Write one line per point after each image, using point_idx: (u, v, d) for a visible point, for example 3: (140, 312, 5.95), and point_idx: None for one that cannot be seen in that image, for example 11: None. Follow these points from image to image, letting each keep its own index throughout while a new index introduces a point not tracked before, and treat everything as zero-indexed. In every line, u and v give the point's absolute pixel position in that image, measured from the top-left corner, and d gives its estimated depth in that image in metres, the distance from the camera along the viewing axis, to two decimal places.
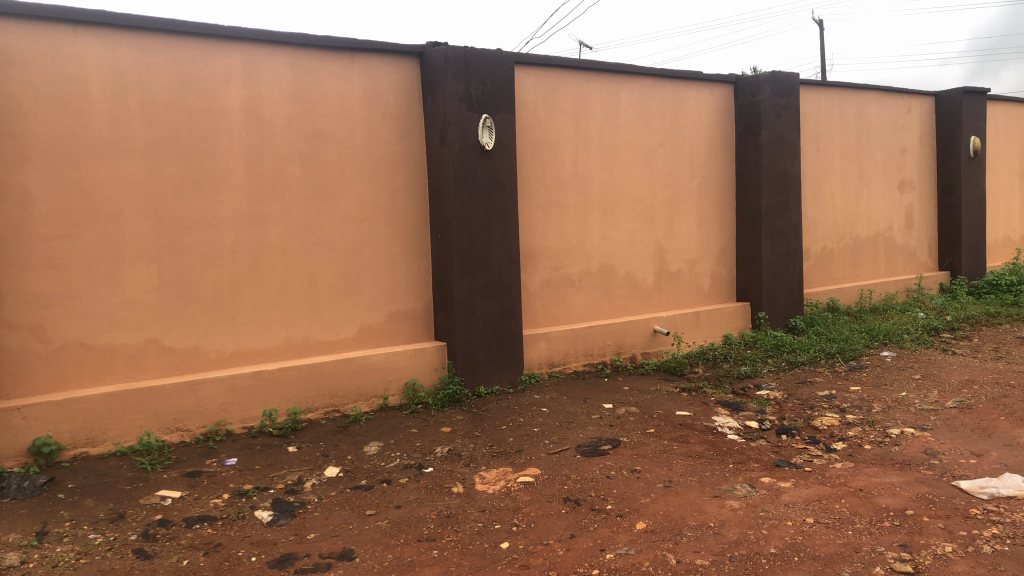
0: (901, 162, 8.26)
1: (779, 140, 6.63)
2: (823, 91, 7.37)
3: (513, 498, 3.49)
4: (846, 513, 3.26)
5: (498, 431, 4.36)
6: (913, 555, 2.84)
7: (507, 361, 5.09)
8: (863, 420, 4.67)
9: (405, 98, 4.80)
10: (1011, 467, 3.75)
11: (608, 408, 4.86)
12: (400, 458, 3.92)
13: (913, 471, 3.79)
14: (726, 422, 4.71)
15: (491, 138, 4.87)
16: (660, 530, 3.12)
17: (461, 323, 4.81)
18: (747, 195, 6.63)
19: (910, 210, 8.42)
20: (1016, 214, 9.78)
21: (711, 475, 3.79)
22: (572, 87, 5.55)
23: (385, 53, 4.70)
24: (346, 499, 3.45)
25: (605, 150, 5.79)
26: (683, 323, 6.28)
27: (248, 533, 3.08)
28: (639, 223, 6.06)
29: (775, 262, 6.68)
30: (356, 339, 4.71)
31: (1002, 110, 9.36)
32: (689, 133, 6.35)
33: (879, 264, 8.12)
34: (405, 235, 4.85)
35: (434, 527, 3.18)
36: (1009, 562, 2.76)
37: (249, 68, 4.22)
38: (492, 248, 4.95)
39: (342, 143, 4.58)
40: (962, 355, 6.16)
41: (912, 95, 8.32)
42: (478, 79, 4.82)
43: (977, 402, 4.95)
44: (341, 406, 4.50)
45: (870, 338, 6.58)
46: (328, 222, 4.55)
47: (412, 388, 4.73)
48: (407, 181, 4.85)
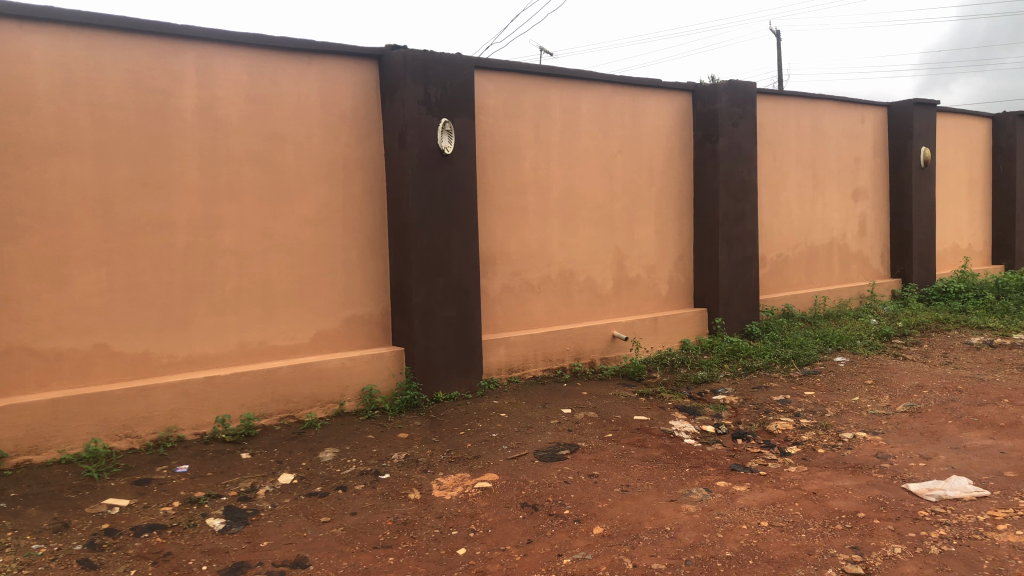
0: (854, 171, 8.41)
1: (736, 148, 6.71)
2: (779, 101, 7.48)
3: (470, 503, 3.48)
4: (799, 516, 3.30)
5: (456, 436, 4.35)
6: (864, 557, 2.89)
7: (466, 366, 5.08)
8: (817, 424, 4.74)
9: (363, 102, 4.78)
10: (958, 470, 3.83)
11: (566, 413, 4.87)
12: (356, 464, 3.89)
13: (865, 474, 3.86)
14: (683, 426, 4.75)
15: (450, 143, 4.87)
16: (617, 535, 3.13)
17: (419, 328, 4.79)
18: (704, 202, 6.71)
19: (864, 218, 8.58)
20: (965, 223, 10.02)
21: (668, 479, 3.82)
22: (532, 92, 5.57)
23: (343, 55, 4.67)
24: (300, 506, 3.41)
25: (565, 156, 5.82)
26: (641, 329, 6.32)
27: (199, 541, 3.03)
28: (598, 229, 6.09)
29: (731, 268, 6.76)
30: (312, 344, 4.66)
31: (951, 122, 9.59)
32: (648, 140, 6.40)
33: (834, 271, 8.26)
34: (363, 239, 4.82)
35: (390, 534, 3.16)
36: (957, 562, 2.82)
37: (203, 68, 4.16)
38: (451, 253, 4.94)
39: (299, 146, 4.54)
40: (913, 360, 6.29)
41: (866, 106, 8.48)
42: (437, 83, 4.81)
43: (926, 407, 5.06)
44: (296, 412, 4.45)
45: (824, 343, 6.69)
46: (284, 226, 4.50)
47: (369, 394, 4.70)
48: (365, 185, 4.82)
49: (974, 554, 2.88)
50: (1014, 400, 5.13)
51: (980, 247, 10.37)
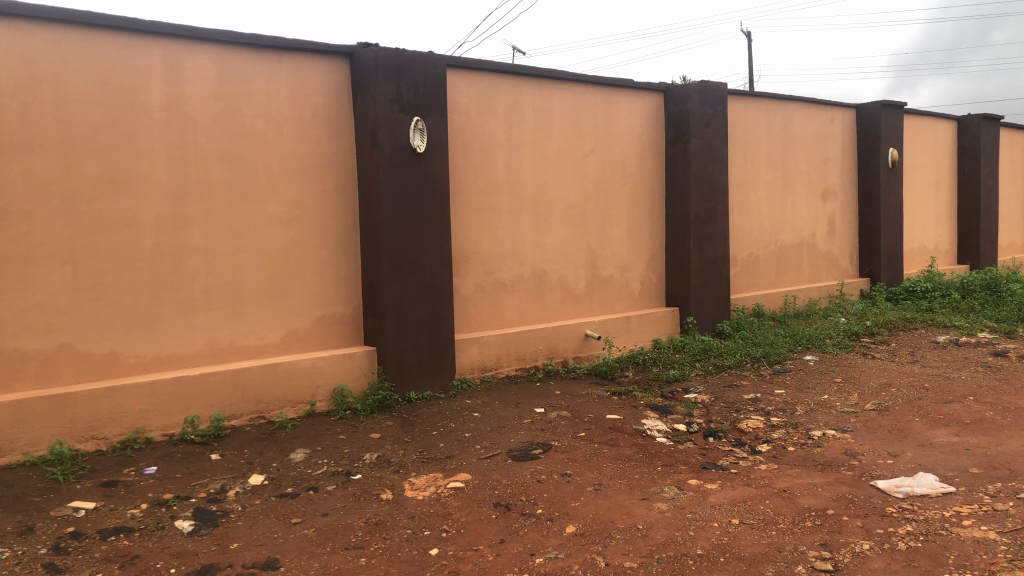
0: (824, 171, 8.50)
1: (708, 148, 6.75)
2: (750, 102, 7.54)
3: (442, 504, 3.47)
4: (770, 513, 3.33)
5: (429, 436, 4.33)
6: (832, 553, 2.92)
7: (439, 366, 5.06)
8: (787, 423, 4.78)
9: (335, 100, 4.75)
10: (925, 466, 3.89)
11: (539, 413, 4.87)
12: (327, 465, 3.86)
13: (834, 472, 3.90)
14: (655, 425, 4.77)
15: (422, 141, 4.86)
16: (589, 533, 3.14)
17: (391, 327, 4.77)
18: (676, 202, 6.74)
19: (833, 218, 8.67)
20: (932, 224, 10.17)
21: (640, 478, 3.84)
22: (505, 91, 5.56)
23: (314, 53, 4.63)
24: (271, 507, 3.38)
25: (538, 156, 5.82)
26: (613, 328, 6.34)
27: (168, 544, 2.99)
28: (571, 228, 6.10)
29: (703, 268, 6.80)
30: (282, 344, 4.62)
31: (918, 123, 9.73)
32: (620, 140, 6.42)
33: (804, 270, 8.34)
34: (334, 238, 4.79)
35: (362, 535, 3.14)
36: (922, 558, 2.86)
37: (171, 65, 4.11)
38: (424, 252, 4.92)
39: (269, 143, 4.50)
40: (881, 359, 6.37)
41: (835, 107, 8.58)
42: (409, 81, 4.79)
43: (894, 405, 5.12)
44: (267, 413, 4.41)
45: (794, 342, 6.75)
46: (255, 224, 4.46)
47: (340, 394, 4.67)
48: (336, 183, 4.79)
49: (940, 549, 2.92)
50: (979, 397, 5.21)
51: (946, 247, 10.53)
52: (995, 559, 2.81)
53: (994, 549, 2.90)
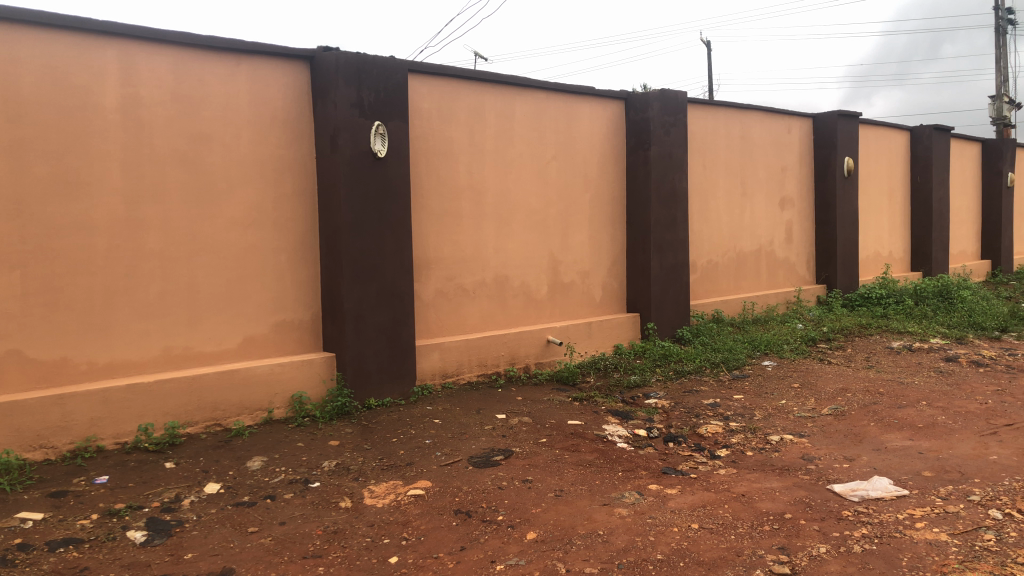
0: (782, 180, 8.62)
1: (668, 156, 6.81)
2: (709, 110, 7.63)
3: (402, 511, 3.44)
4: (728, 518, 3.36)
5: (389, 443, 4.30)
6: (790, 557, 2.95)
7: (399, 372, 5.03)
8: (745, 427, 4.83)
9: (294, 103, 4.70)
10: (879, 470, 3.95)
11: (501, 419, 4.86)
12: (285, 473, 3.81)
13: (792, 476, 3.94)
14: (616, 430, 4.79)
15: (383, 146, 4.83)
16: (550, 540, 3.14)
17: (351, 333, 4.73)
18: (637, 209, 6.79)
19: (790, 226, 8.79)
20: (886, 231, 10.37)
21: (600, 483, 3.84)
22: (467, 97, 5.55)
23: (273, 56, 4.59)
24: (227, 516, 3.32)
25: (500, 161, 5.82)
26: (575, 334, 6.35)
27: (119, 555, 2.93)
28: (533, 234, 6.11)
29: (663, 274, 6.85)
30: (239, 350, 4.55)
31: (872, 133, 9.92)
32: (581, 147, 6.45)
33: (762, 277, 8.44)
34: (292, 243, 4.74)
35: (320, 543, 3.10)
36: (877, 560, 2.90)
37: (125, 66, 4.04)
38: (384, 257, 4.89)
39: (227, 147, 4.44)
40: (837, 364, 6.47)
41: (792, 116, 8.71)
42: (370, 86, 4.77)
43: (849, 410, 5.20)
44: (223, 420, 4.34)
45: (752, 348, 6.83)
46: (211, 229, 4.40)
47: (299, 401, 4.61)
48: (295, 187, 4.74)
49: (893, 552, 2.96)
50: (930, 402, 5.32)
51: (900, 254, 10.73)
52: (947, 560, 2.87)
53: (946, 551, 2.95)
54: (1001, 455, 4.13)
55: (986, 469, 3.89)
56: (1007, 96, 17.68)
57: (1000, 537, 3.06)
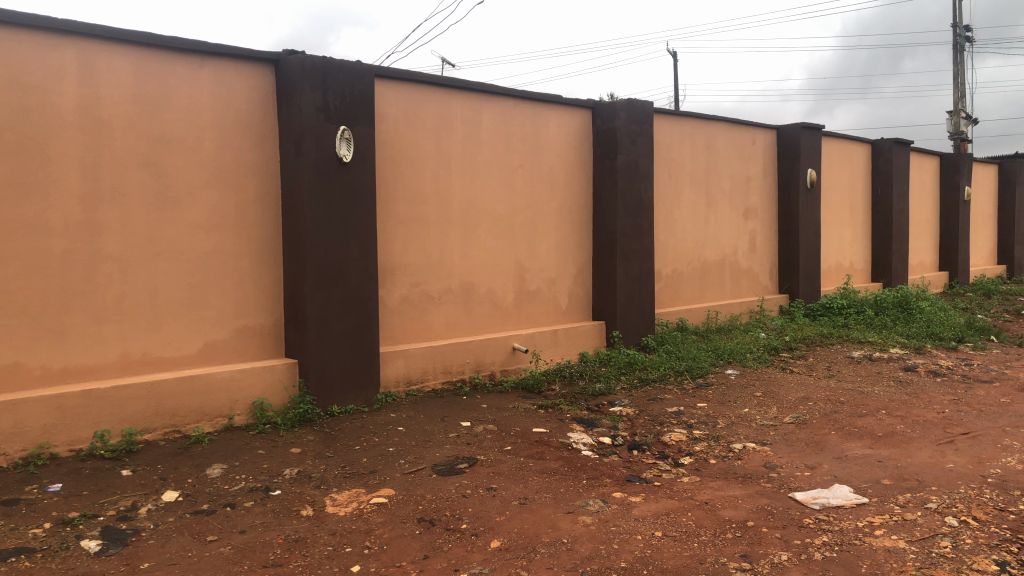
0: (746, 190, 8.71)
1: (634, 165, 6.85)
2: (675, 120, 7.69)
3: (365, 520, 3.40)
4: (691, 525, 3.37)
5: (351, 451, 4.26)
6: (752, 564, 2.97)
7: (363, 379, 4.99)
8: (708, 435, 4.86)
9: (258, 107, 4.66)
10: (840, 478, 4.00)
11: (466, 426, 4.84)
12: (245, 480, 3.75)
13: (754, 484, 3.98)
14: (581, 438, 4.79)
15: (349, 151, 4.80)
16: (514, 548, 3.12)
17: (314, 339, 4.68)
18: (603, 217, 6.82)
19: (754, 236, 8.89)
20: (848, 242, 10.52)
21: (565, 491, 3.84)
22: (434, 103, 5.54)
23: (237, 58, 4.54)
24: (185, 524, 3.26)
25: (467, 168, 5.81)
26: (540, 341, 6.35)
27: (73, 565, 2.86)
28: (499, 241, 6.10)
29: (628, 283, 6.88)
30: (199, 356, 4.48)
31: (835, 146, 10.07)
32: (548, 154, 6.46)
33: (725, 286, 8.52)
34: (255, 247, 4.69)
35: (281, 552, 3.06)
36: (837, 568, 2.93)
37: (85, 66, 3.97)
38: (349, 263, 4.85)
39: (189, 149, 4.37)
40: (799, 373, 6.54)
41: (756, 128, 8.81)
42: (336, 90, 4.74)
43: (811, 418, 5.25)
44: (182, 427, 4.26)
45: (716, 356, 6.88)
46: (172, 232, 4.33)
47: (260, 407, 4.55)
48: (258, 191, 4.69)
49: (853, 559, 2.99)
50: (890, 411, 5.40)
51: (861, 265, 10.89)
52: (905, 567, 2.91)
53: (903, 558, 2.99)
54: (958, 463, 4.20)
55: (943, 477, 3.95)
56: (964, 112, 18.07)
57: (956, 544, 3.11)
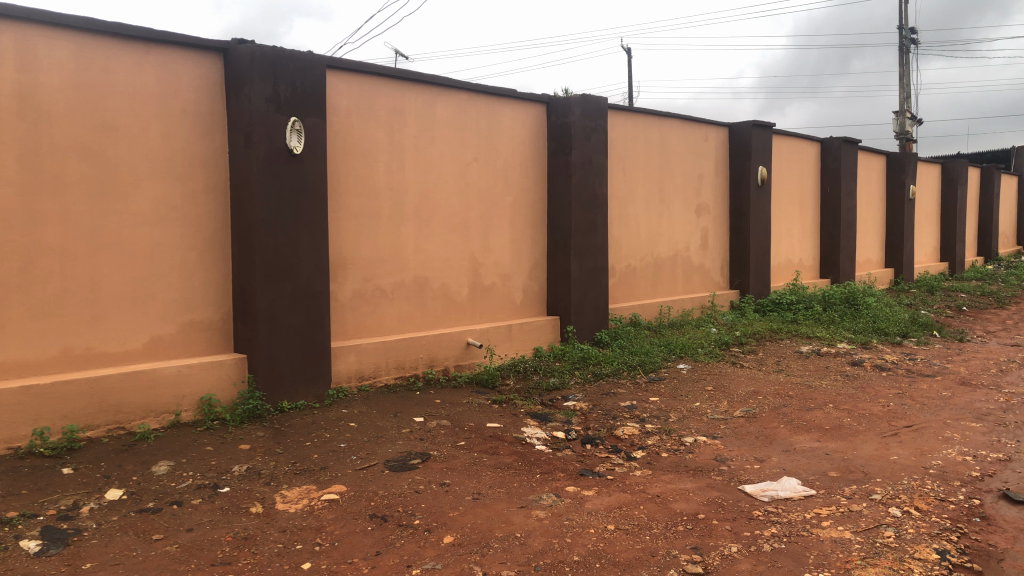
0: (698, 187, 8.80)
1: (588, 161, 6.88)
2: (630, 117, 7.73)
3: (316, 516, 3.36)
4: (644, 518, 3.39)
5: (302, 447, 4.20)
6: (703, 557, 3.00)
7: (313, 375, 4.93)
8: (660, 429, 4.90)
9: (206, 96, 4.57)
10: (788, 471, 4.06)
11: (419, 422, 4.81)
12: (192, 478, 3.68)
13: (705, 477, 4.02)
14: (535, 433, 4.80)
15: (299, 143, 4.74)
16: (467, 543, 3.11)
17: (263, 333, 4.61)
18: (557, 213, 6.83)
19: (706, 232, 8.99)
20: (797, 239, 10.69)
21: (519, 486, 3.84)
22: (387, 95, 5.49)
23: (183, 46, 4.45)
24: (130, 523, 3.19)
25: (420, 161, 5.77)
26: (495, 336, 6.34)
27: (11, 566, 2.78)
28: (453, 236, 6.08)
29: (582, 278, 6.90)
30: (144, 351, 4.39)
31: (785, 144, 10.23)
32: (503, 149, 6.45)
33: (678, 282, 8.60)
34: (203, 240, 4.60)
35: (230, 550, 3.00)
36: (785, 558, 2.97)
37: (24, 51, 3.85)
38: (299, 256, 4.80)
39: (133, 139, 4.27)
40: (749, 368, 6.63)
41: (709, 125, 8.90)
42: (286, 81, 4.67)
43: (760, 412, 5.34)
44: (127, 423, 4.17)
45: (668, 351, 6.95)
46: (116, 224, 4.22)
47: (207, 404, 4.47)
48: (206, 183, 4.60)
49: (801, 550, 3.04)
50: (837, 404, 5.50)
51: (810, 261, 11.08)
52: (850, 557, 2.96)
53: (849, 548, 3.05)
54: (901, 455, 4.29)
55: (887, 469, 4.04)
56: (909, 112, 18.48)
57: (900, 534, 3.17)
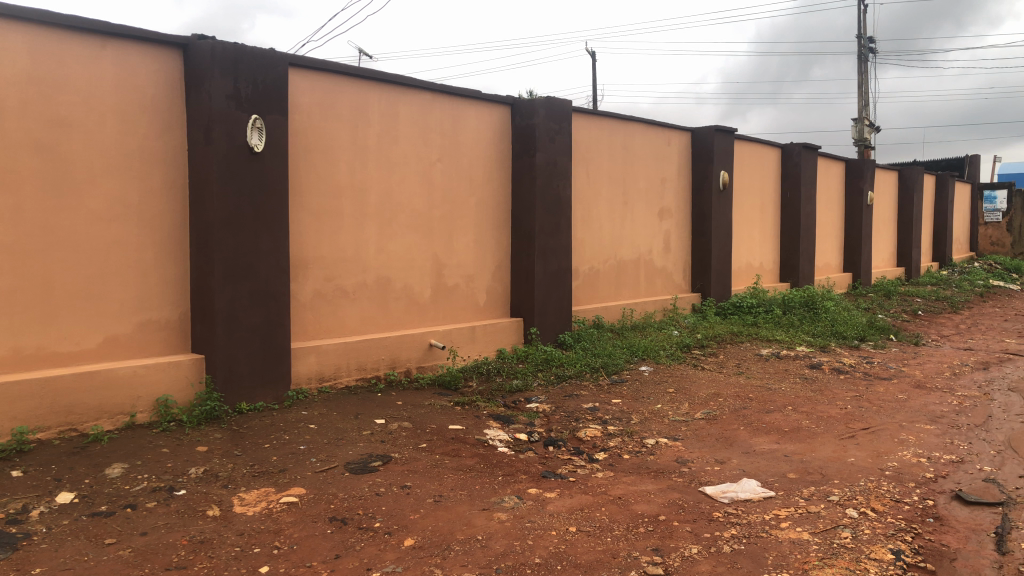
0: (661, 190, 8.86)
1: (552, 163, 6.89)
2: (594, 120, 7.76)
3: (274, 519, 3.31)
4: (605, 520, 3.40)
5: (260, 449, 4.15)
6: (663, 558, 3.01)
7: (273, 376, 4.87)
8: (622, 431, 4.92)
9: (164, 92, 4.49)
10: (748, 473, 4.09)
11: (380, 424, 4.77)
12: (147, 480, 3.61)
13: (666, 478, 4.04)
14: (497, 435, 4.78)
15: (260, 141, 4.68)
16: (428, 546, 3.09)
17: (222, 334, 4.55)
18: (521, 214, 6.83)
19: (668, 235, 9.05)
20: (758, 243, 10.81)
21: (480, 488, 3.82)
22: (351, 94, 5.45)
23: (141, 41, 4.37)
24: (81, 527, 3.12)
25: (383, 161, 5.73)
26: (458, 338, 6.31)
27: None
28: (416, 236, 6.04)
29: (546, 280, 6.91)
30: (99, 351, 4.29)
31: (746, 149, 10.34)
32: (467, 150, 6.43)
33: (640, 284, 8.64)
34: (160, 238, 4.52)
35: (185, 554, 2.95)
36: (745, 559, 3.00)
37: None
38: (259, 255, 4.74)
39: (89, 134, 4.19)
40: (710, 370, 6.69)
41: (672, 129, 8.96)
42: (247, 77, 4.61)
43: (721, 414, 5.38)
44: (79, 425, 4.07)
45: (630, 353, 6.98)
46: (70, 221, 4.14)
47: (164, 405, 4.39)
48: (164, 180, 4.52)
49: (760, 551, 3.07)
50: (795, 407, 5.57)
51: (770, 265, 11.21)
52: (808, 558, 2.99)
53: (807, 549, 3.08)
54: (858, 457, 4.36)
55: (844, 471, 4.09)
56: (867, 120, 18.80)
57: (856, 535, 3.22)
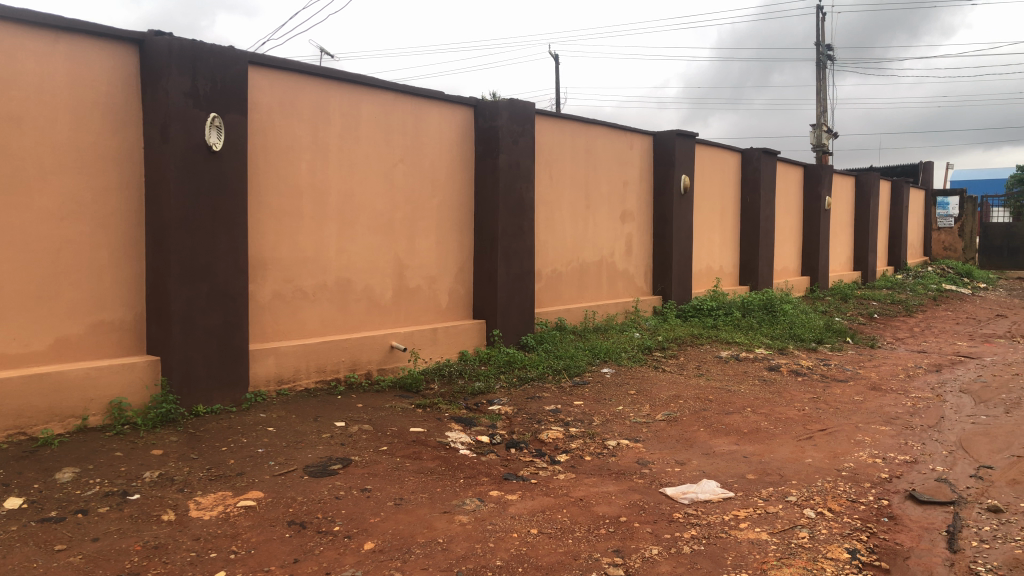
0: (623, 193, 8.91)
1: (515, 165, 6.89)
2: (557, 123, 7.77)
3: (231, 523, 3.26)
4: (566, 522, 3.40)
5: (218, 452, 4.08)
6: (624, 559, 3.01)
7: (230, 378, 4.80)
8: (584, 433, 4.93)
9: (120, 88, 4.41)
10: (708, 474, 4.12)
11: (340, 427, 4.72)
12: (99, 485, 3.54)
13: (627, 479, 4.06)
14: (459, 437, 4.75)
15: (218, 139, 4.61)
16: (388, 549, 3.06)
17: (178, 335, 4.48)
18: (484, 216, 6.82)
19: (630, 238, 9.10)
20: (718, 246, 10.91)
21: (441, 491, 3.80)
22: (311, 93, 5.40)
23: (96, 36, 4.29)
24: (30, 533, 3.04)
25: (344, 161, 5.68)
26: (419, 340, 6.28)
27: None
28: (377, 237, 6.00)
29: (508, 282, 6.91)
30: (50, 352, 4.20)
31: (707, 153, 10.44)
32: (430, 150, 6.41)
33: (602, 287, 8.68)
34: (114, 237, 4.43)
35: (138, 561, 2.89)
36: (704, 560, 3.02)
37: None
38: (217, 256, 4.67)
39: (41, 131, 4.10)
40: (671, 372, 6.74)
41: (634, 133, 9.02)
42: (206, 75, 4.55)
43: (681, 415, 5.42)
44: (28, 428, 3.97)
45: (592, 355, 7.00)
46: (21, 219, 4.04)
47: (117, 408, 4.30)
48: (119, 179, 4.44)
49: (720, 551, 3.09)
50: (754, 408, 5.62)
51: (730, 268, 11.33)
52: (766, 558, 3.02)
53: (766, 549, 3.11)
54: (816, 458, 4.41)
55: (802, 472, 4.14)
56: (826, 125, 19.10)
57: (813, 535, 3.25)
